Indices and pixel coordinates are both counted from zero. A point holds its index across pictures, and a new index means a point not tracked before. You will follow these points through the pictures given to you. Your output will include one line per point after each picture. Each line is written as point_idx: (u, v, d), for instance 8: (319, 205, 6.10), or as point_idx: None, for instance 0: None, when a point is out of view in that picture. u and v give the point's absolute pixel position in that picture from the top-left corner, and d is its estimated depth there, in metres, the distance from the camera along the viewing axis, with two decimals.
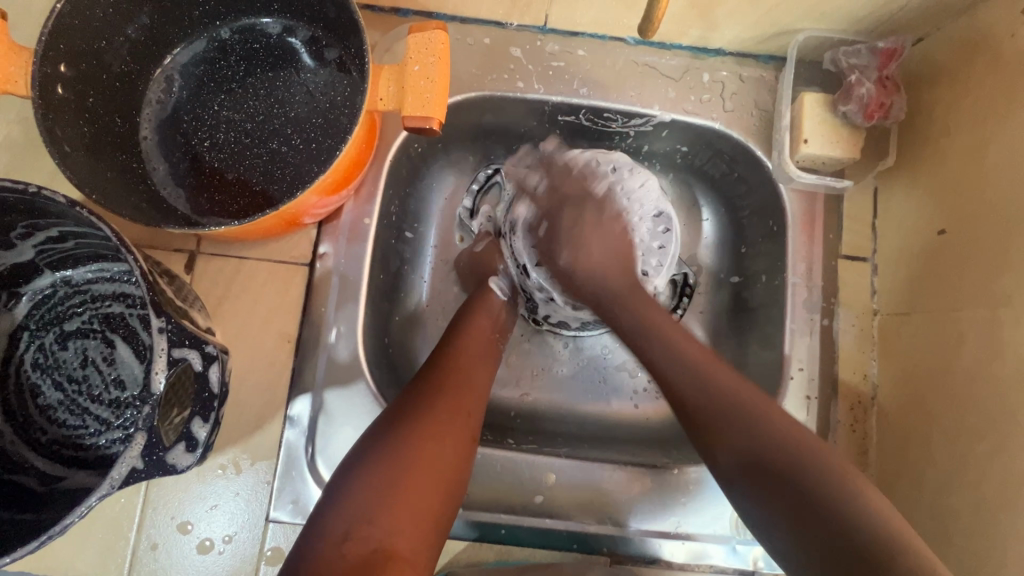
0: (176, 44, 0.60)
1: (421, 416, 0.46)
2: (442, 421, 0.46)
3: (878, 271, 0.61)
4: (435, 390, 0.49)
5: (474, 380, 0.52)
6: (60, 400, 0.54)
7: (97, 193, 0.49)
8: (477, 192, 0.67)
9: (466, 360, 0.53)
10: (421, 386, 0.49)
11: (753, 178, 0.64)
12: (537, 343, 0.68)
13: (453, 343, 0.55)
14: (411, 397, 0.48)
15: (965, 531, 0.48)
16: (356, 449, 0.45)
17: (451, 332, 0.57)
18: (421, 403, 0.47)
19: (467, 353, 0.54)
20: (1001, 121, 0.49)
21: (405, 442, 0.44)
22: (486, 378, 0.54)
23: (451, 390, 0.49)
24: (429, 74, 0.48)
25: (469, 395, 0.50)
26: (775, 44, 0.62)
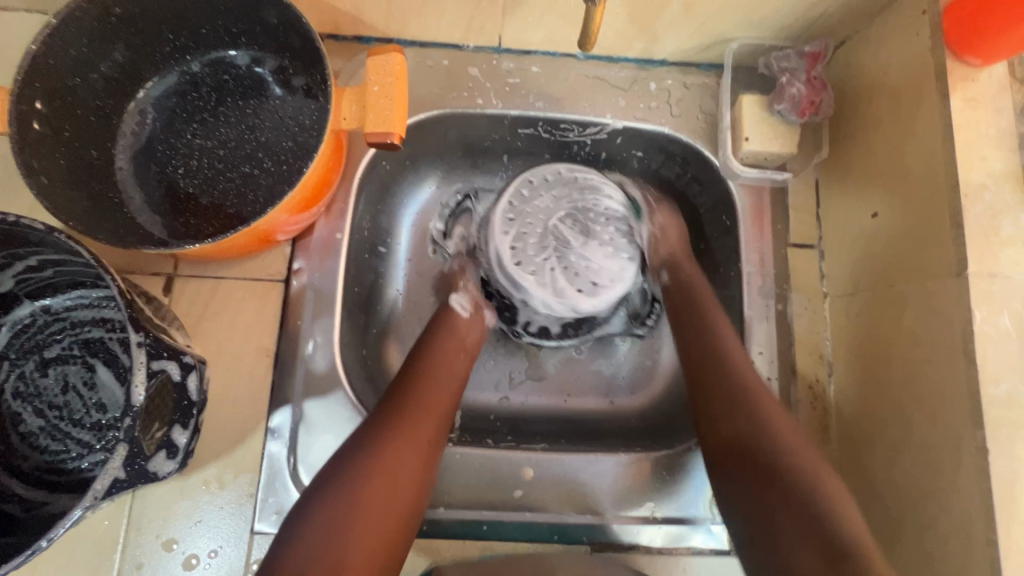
0: (149, 78, 0.62)
1: (378, 449, 0.47)
2: (400, 455, 0.48)
3: (824, 257, 0.65)
4: (393, 421, 0.50)
5: (436, 407, 0.53)
6: (42, 426, 0.55)
7: (74, 221, 0.52)
8: (449, 217, 0.71)
9: (429, 386, 0.54)
10: (382, 415, 0.50)
11: (704, 177, 0.69)
12: (512, 348, 0.71)
13: (416, 368, 0.55)
14: (370, 427, 0.49)
15: (918, 491, 0.51)
16: (315, 481, 0.46)
17: (416, 353, 0.57)
18: (378, 435, 0.48)
19: (430, 378, 0.55)
20: (915, 111, 0.54)
21: (361, 476, 0.46)
22: (449, 404, 0.54)
23: (410, 421, 0.50)
24: (388, 93, 0.51)
25: (427, 425, 0.51)
26: (713, 53, 0.67)
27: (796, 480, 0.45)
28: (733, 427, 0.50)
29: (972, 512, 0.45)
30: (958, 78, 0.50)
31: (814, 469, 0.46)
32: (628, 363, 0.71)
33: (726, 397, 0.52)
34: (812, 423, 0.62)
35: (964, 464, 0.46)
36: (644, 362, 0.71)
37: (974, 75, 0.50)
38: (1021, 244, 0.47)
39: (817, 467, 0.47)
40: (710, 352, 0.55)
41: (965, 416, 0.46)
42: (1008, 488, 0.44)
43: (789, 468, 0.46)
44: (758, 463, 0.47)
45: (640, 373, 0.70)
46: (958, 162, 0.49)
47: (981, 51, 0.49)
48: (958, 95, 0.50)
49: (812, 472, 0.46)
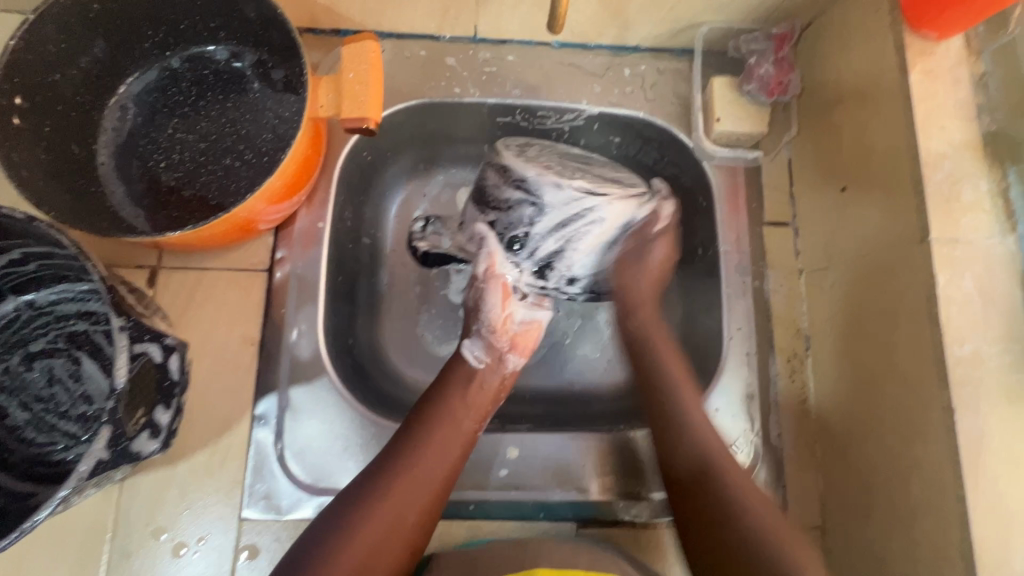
0: (129, 74, 0.63)
1: (369, 510, 0.48)
2: (390, 520, 0.48)
3: (799, 233, 0.66)
4: (388, 484, 0.49)
5: (435, 471, 0.51)
6: (28, 419, 0.56)
7: (56, 213, 0.52)
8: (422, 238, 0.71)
9: (432, 448, 0.52)
10: (381, 476, 0.50)
11: (680, 160, 0.70)
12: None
13: (422, 423, 0.53)
14: (367, 480, 0.50)
15: (891, 454, 0.52)
16: (310, 531, 0.47)
17: (426, 402, 0.56)
18: (372, 496, 0.48)
19: (435, 438, 0.53)
20: (877, 86, 0.55)
21: (348, 539, 0.46)
22: (452, 467, 0.52)
23: (405, 486, 0.49)
24: (363, 80, 0.52)
25: (422, 493, 0.50)
26: (684, 38, 0.68)
27: (721, 501, 0.49)
28: (687, 460, 0.52)
29: (941, 471, 0.46)
30: (916, 51, 0.52)
31: (754, 505, 0.48)
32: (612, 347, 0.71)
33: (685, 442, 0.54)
34: (791, 396, 0.63)
35: (932, 424, 0.48)
36: None
37: (932, 48, 0.52)
38: (980, 210, 0.49)
39: (764, 509, 0.48)
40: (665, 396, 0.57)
41: (933, 377, 0.47)
42: (974, 445, 0.45)
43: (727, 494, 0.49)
44: (701, 495, 0.50)
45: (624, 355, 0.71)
46: (918, 132, 0.50)
47: (938, 25, 0.50)
48: (917, 68, 0.52)
49: (768, 532, 0.46)
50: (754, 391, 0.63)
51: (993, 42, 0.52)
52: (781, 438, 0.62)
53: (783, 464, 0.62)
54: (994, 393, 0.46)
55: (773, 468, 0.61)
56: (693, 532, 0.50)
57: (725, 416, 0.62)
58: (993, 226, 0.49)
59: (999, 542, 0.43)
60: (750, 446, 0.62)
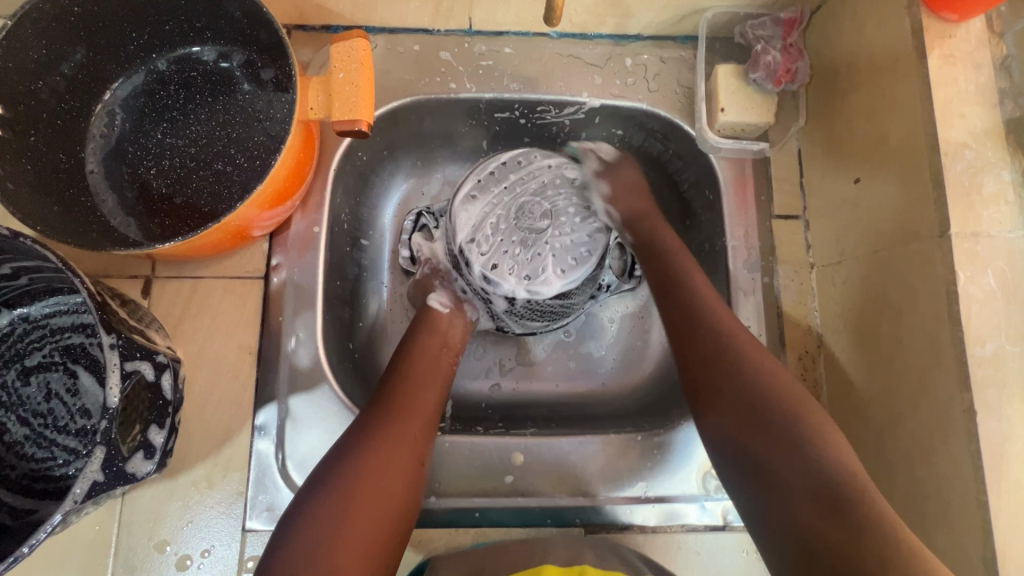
0: (114, 79, 0.61)
1: (375, 433, 0.48)
2: (395, 440, 0.48)
3: (810, 226, 0.64)
4: (388, 413, 0.50)
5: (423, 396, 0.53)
6: (27, 435, 0.55)
7: (44, 226, 0.51)
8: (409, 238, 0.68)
9: (417, 379, 0.54)
10: (379, 405, 0.51)
11: (687, 153, 0.67)
12: None
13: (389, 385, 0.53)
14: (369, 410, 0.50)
15: (909, 456, 0.50)
16: (323, 471, 0.46)
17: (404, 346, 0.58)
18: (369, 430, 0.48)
19: (418, 370, 0.55)
20: (894, 70, 0.52)
21: (368, 453, 0.46)
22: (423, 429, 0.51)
23: (401, 413, 0.50)
24: (353, 80, 0.51)
25: (411, 431, 0.49)
26: (688, 24, 0.65)
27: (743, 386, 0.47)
28: (742, 388, 0.47)
29: (962, 475, 0.45)
30: (935, 34, 0.49)
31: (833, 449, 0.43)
32: (619, 345, 0.70)
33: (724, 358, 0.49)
34: None
35: (951, 426, 0.46)
36: (635, 342, 0.70)
37: (952, 31, 0.49)
38: (1003, 201, 0.47)
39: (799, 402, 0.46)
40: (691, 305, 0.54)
41: (952, 378, 0.46)
42: (995, 450, 0.43)
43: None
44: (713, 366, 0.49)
45: (631, 354, 0.69)
46: (937, 121, 0.48)
47: (958, 6, 0.48)
48: (935, 52, 0.49)
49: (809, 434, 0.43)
50: None
51: (1017, 22, 0.49)
52: None
53: None
54: (1018, 396, 0.44)
55: None
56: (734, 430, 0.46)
57: None
58: (1016, 219, 0.46)
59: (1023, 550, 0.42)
60: None
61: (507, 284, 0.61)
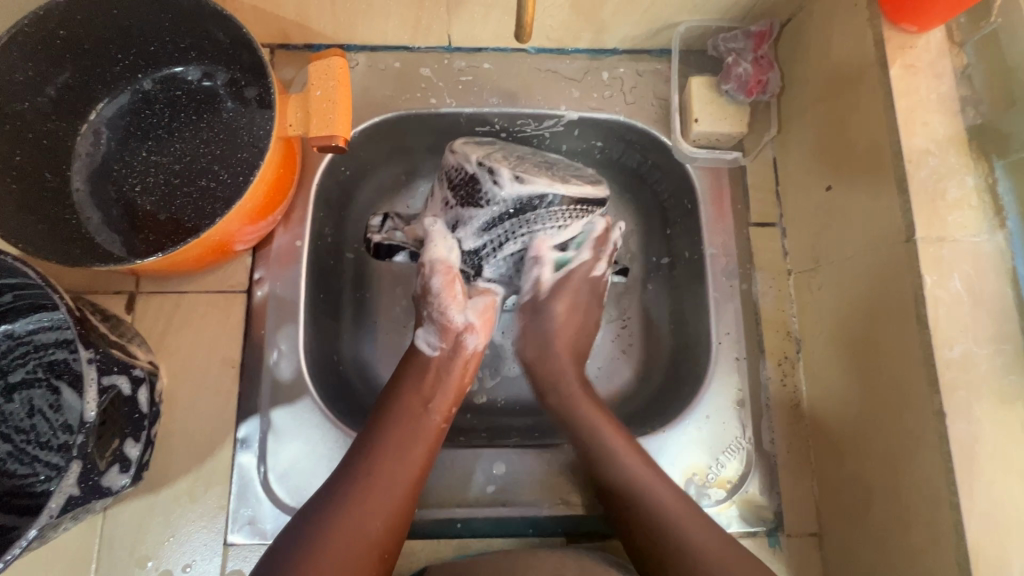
0: (101, 99, 0.63)
1: (334, 516, 0.48)
2: (350, 530, 0.47)
3: (787, 234, 0.65)
4: (370, 461, 0.51)
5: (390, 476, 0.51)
6: (9, 451, 0.55)
7: (27, 244, 0.52)
8: (382, 227, 0.64)
9: (388, 454, 0.51)
10: (351, 471, 0.50)
11: (664, 163, 0.68)
12: None
13: (379, 426, 0.53)
14: (356, 454, 0.52)
15: (886, 458, 0.50)
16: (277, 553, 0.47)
17: (386, 399, 0.56)
18: (349, 481, 0.50)
19: (394, 444, 0.52)
20: (859, 80, 0.53)
21: (346, 507, 0.48)
22: (410, 475, 0.51)
23: (365, 493, 0.49)
24: (330, 97, 0.52)
25: (393, 480, 0.50)
26: (662, 38, 0.67)
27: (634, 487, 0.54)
28: (625, 476, 0.54)
29: (935, 477, 0.45)
30: (896, 45, 0.50)
31: (699, 537, 0.51)
32: (602, 354, 0.70)
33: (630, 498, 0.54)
34: (784, 400, 0.62)
35: (923, 429, 0.46)
36: (619, 351, 0.70)
37: (912, 42, 0.51)
38: (967, 206, 0.47)
39: (669, 499, 0.53)
40: (580, 419, 0.58)
41: (923, 381, 0.46)
42: (966, 451, 0.43)
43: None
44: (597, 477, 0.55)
45: (615, 363, 0.69)
46: (900, 129, 0.49)
47: (917, 18, 0.49)
48: (897, 63, 0.50)
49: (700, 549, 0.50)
50: (745, 397, 0.62)
51: (976, 33, 0.51)
52: (775, 444, 0.61)
53: (777, 469, 0.60)
54: (987, 397, 0.44)
55: (767, 475, 0.60)
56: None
57: (715, 423, 0.61)
58: (981, 223, 0.47)
59: (996, 550, 0.42)
60: (743, 453, 0.60)
61: (542, 182, 0.55)
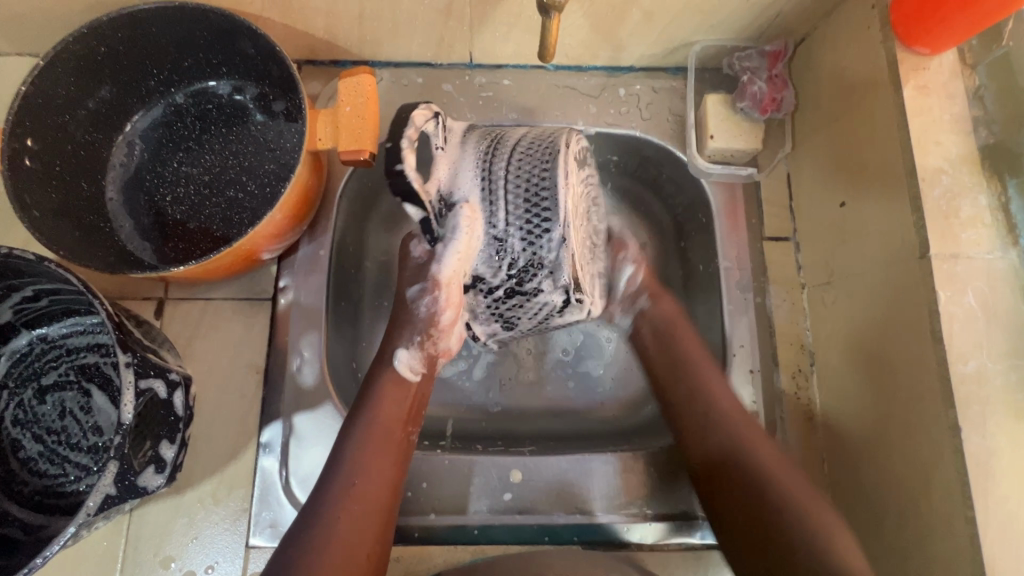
0: (135, 112, 0.65)
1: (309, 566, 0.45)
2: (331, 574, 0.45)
3: (800, 248, 0.66)
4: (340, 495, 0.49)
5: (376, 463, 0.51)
6: (40, 451, 0.57)
7: (65, 251, 0.54)
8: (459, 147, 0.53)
9: (372, 443, 0.52)
10: (321, 510, 0.48)
11: (680, 177, 0.70)
12: None
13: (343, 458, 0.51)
14: (321, 489, 0.49)
15: (901, 472, 0.51)
16: (277, 554, 0.46)
17: (346, 428, 0.53)
18: (320, 519, 0.47)
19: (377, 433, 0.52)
20: (872, 100, 0.55)
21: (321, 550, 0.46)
22: (382, 505, 0.50)
23: (337, 531, 0.47)
24: (359, 113, 0.54)
25: (367, 513, 0.49)
26: (678, 57, 0.69)
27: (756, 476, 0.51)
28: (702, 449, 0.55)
29: (949, 492, 0.46)
30: (909, 67, 0.52)
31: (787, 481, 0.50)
32: (617, 365, 0.70)
33: (701, 402, 0.57)
34: (797, 413, 0.63)
35: (937, 442, 0.47)
36: (634, 361, 0.70)
37: (925, 63, 0.52)
38: (980, 224, 0.48)
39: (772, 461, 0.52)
40: (697, 389, 0.58)
41: (937, 395, 0.47)
42: (980, 466, 0.44)
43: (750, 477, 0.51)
44: (677, 369, 0.59)
45: (629, 373, 0.70)
46: (914, 147, 0.50)
47: (929, 41, 0.51)
48: (910, 84, 0.51)
49: (766, 463, 0.52)
50: (759, 409, 0.63)
51: (988, 55, 0.52)
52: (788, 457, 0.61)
53: None
54: (1001, 412, 0.45)
55: None
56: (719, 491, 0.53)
57: None
58: (994, 241, 0.48)
59: (1011, 565, 0.42)
60: None
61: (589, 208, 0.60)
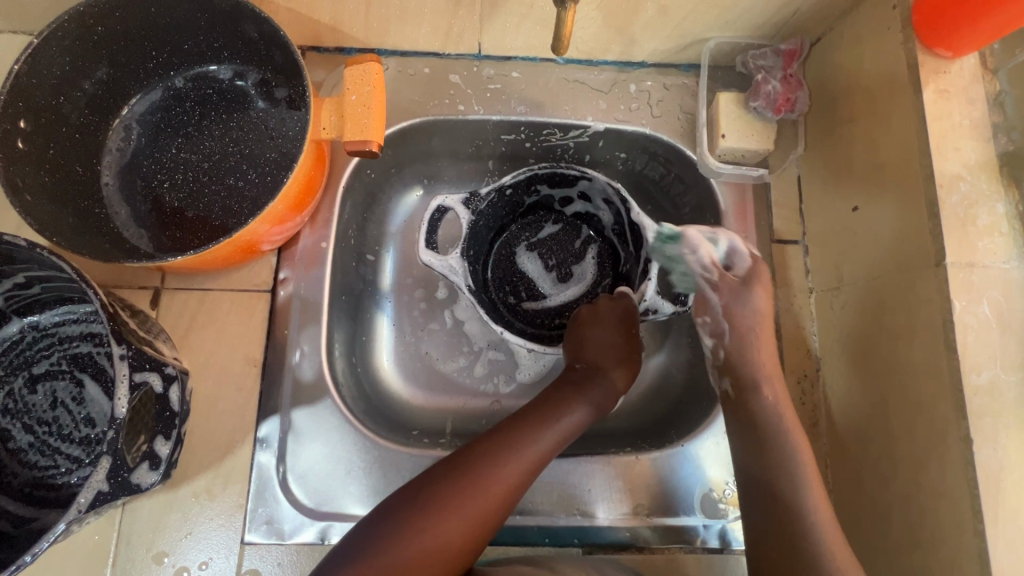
0: (133, 95, 0.63)
1: (433, 524, 0.46)
2: (445, 536, 0.46)
3: (809, 252, 0.65)
4: (490, 476, 0.49)
5: (508, 477, 0.49)
6: (30, 442, 0.55)
7: (59, 238, 0.52)
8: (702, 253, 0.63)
9: (538, 446, 0.52)
10: (475, 480, 0.49)
11: (689, 176, 0.69)
12: (455, 335, 0.69)
13: (518, 443, 0.52)
14: (485, 459, 0.50)
15: (908, 482, 0.50)
16: (416, 492, 0.48)
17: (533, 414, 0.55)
18: (473, 489, 0.48)
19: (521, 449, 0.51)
20: (890, 103, 0.54)
21: (453, 515, 0.47)
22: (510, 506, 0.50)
23: (473, 503, 0.48)
24: (366, 103, 0.52)
25: (498, 506, 0.49)
26: (691, 53, 0.67)
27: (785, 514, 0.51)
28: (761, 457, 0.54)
29: (959, 505, 0.45)
30: (929, 69, 0.51)
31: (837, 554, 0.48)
32: None
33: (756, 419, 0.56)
34: (802, 418, 0.62)
35: (948, 453, 0.46)
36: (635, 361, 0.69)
37: (946, 67, 0.51)
38: (997, 232, 0.48)
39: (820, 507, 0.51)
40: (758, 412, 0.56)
41: (949, 405, 0.46)
42: (992, 479, 0.43)
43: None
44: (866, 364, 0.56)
45: None
46: (933, 152, 0.49)
47: (951, 44, 0.50)
48: (930, 87, 0.50)
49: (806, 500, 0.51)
50: None
51: (1010, 60, 0.51)
52: None
53: None
54: (1013, 425, 0.44)
55: None
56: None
57: None
58: (1010, 250, 0.47)
59: None
60: None
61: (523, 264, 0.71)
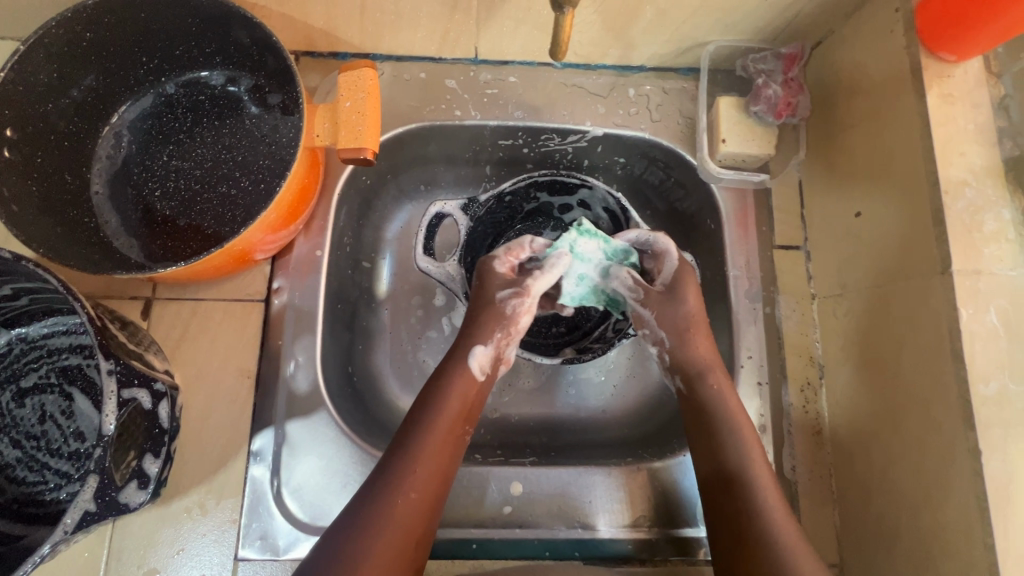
0: (123, 101, 0.62)
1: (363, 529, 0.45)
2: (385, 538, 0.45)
3: (811, 257, 0.64)
4: (405, 462, 0.48)
5: (427, 464, 0.48)
6: (18, 457, 0.54)
7: (46, 249, 0.51)
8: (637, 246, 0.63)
9: (441, 419, 0.51)
10: (388, 471, 0.48)
11: (688, 181, 0.68)
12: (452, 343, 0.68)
13: (416, 425, 0.50)
14: (395, 452, 0.49)
15: (914, 493, 0.49)
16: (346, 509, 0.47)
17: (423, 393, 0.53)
18: (388, 481, 0.47)
19: (433, 434, 0.50)
20: (893, 108, 0.53)
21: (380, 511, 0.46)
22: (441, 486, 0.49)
23: (397, 496, 0.47)
24: (360, 109, 0.51)
25: (426, 488, 0.48)
26: (690, 57, 0.66)
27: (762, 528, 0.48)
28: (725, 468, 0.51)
29: (967, 516, 0.44)
30: (933, 73, 0.50)
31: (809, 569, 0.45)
32: (619, 372, 0.68)
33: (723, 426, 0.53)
34: (805, 426, 0.61)
35: (956, 464, 0.45)
36: (636, 368, 0.68)
37: (950, 71, 0.50)
38: (1003, 239, 0.47)
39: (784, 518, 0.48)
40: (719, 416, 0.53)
41: (956, 415, 0.45)
42: (1001, 491, 0.43)
43: (752, 495, 0.49)
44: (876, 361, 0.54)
45: (632, 380, 0.67)
46: (937, 157, 0.48)
47: (955, 48, 0.49)
48: (934, 91, 0.50)
49: (778, 522, 0.48)
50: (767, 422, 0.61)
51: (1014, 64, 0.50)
52: (795, 472, 0.60)
53: (798, 498, 0.59)
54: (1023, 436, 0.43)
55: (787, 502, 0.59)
56: (715, 507, 0.51)
57: None
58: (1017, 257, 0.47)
59: None
60: None
61: None
